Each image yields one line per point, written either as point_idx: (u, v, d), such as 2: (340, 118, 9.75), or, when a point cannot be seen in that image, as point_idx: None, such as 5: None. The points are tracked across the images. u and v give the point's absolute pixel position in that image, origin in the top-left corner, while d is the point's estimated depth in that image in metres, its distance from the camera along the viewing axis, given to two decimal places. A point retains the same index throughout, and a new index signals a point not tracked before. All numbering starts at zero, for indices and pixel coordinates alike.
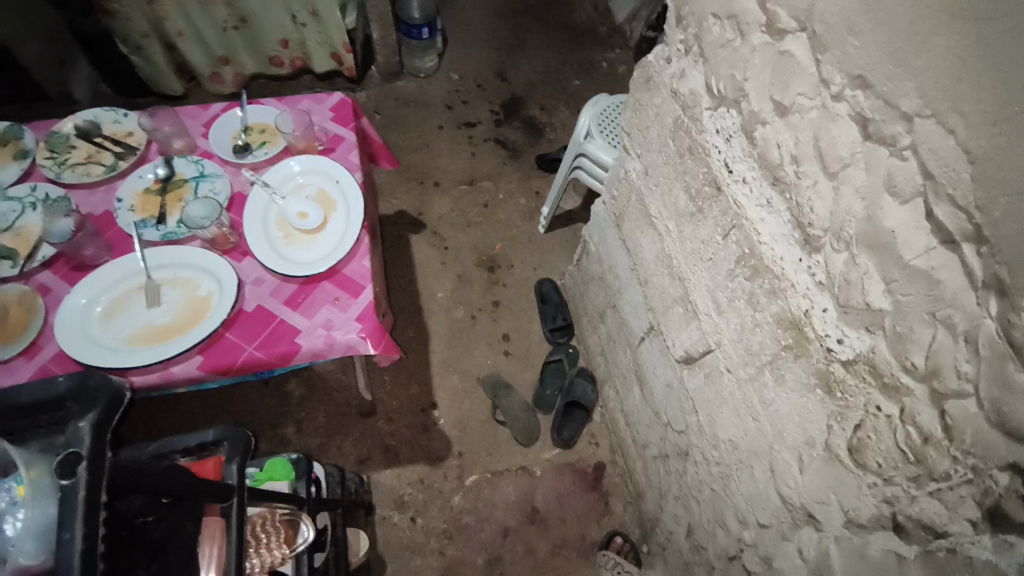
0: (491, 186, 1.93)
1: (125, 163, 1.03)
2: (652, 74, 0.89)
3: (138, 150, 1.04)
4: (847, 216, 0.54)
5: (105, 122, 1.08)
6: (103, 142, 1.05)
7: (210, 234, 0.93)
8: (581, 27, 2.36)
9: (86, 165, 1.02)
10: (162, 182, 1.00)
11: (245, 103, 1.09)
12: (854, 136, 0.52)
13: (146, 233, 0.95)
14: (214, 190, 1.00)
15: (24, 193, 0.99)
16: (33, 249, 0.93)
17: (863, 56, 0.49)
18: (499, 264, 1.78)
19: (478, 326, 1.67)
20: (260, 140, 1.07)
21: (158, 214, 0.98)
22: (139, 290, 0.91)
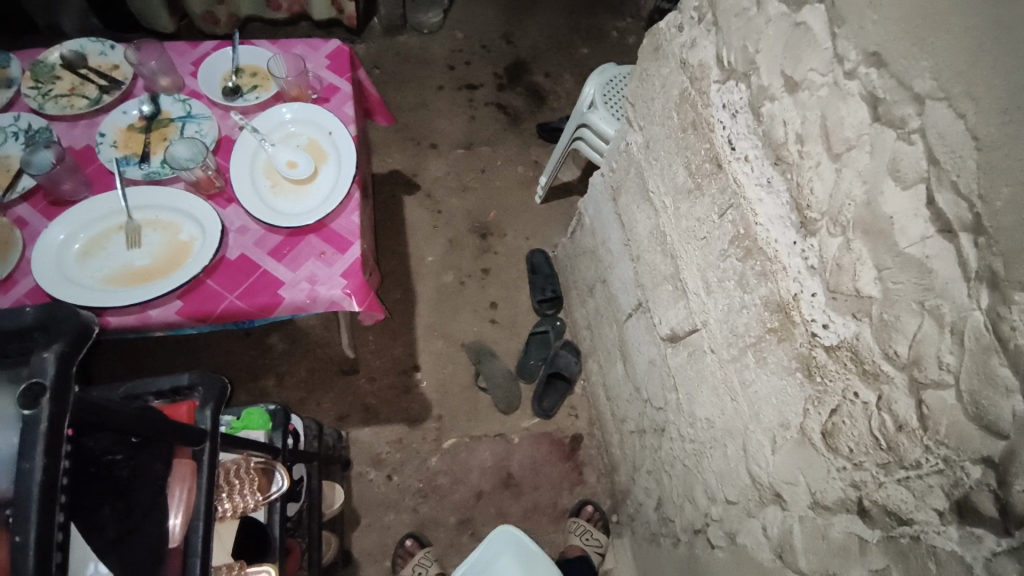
0: (489, 151, 1.89)
1: (110, 97, 0.98)
2: (662, 42, 0.86)
3: (123, 84, 1.00)
4: (846, 199, 0.53)
5: (90, 53, 1.03)
6: (87, 74, 1.01)
7: (194, 176, 0.90)
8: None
9: (68, 97, 0.98)
10: (146, 120, 0.96)
11: (236, 43, 1.04)
12: (863, 116, 0.50)
13: (128, 171, 0.92)
14: (201, 132, 0.96)
15: (6, 122, 0.95)
16: (13, 180, 0.89)
17: (881, 32, 0.47)
18: (492, 231, 1.76)
19: (466, 292, 1.66)
20: (251, 84, 1.03)
21: (141, 152, 0.94)
22: (118, 230, 0.88)
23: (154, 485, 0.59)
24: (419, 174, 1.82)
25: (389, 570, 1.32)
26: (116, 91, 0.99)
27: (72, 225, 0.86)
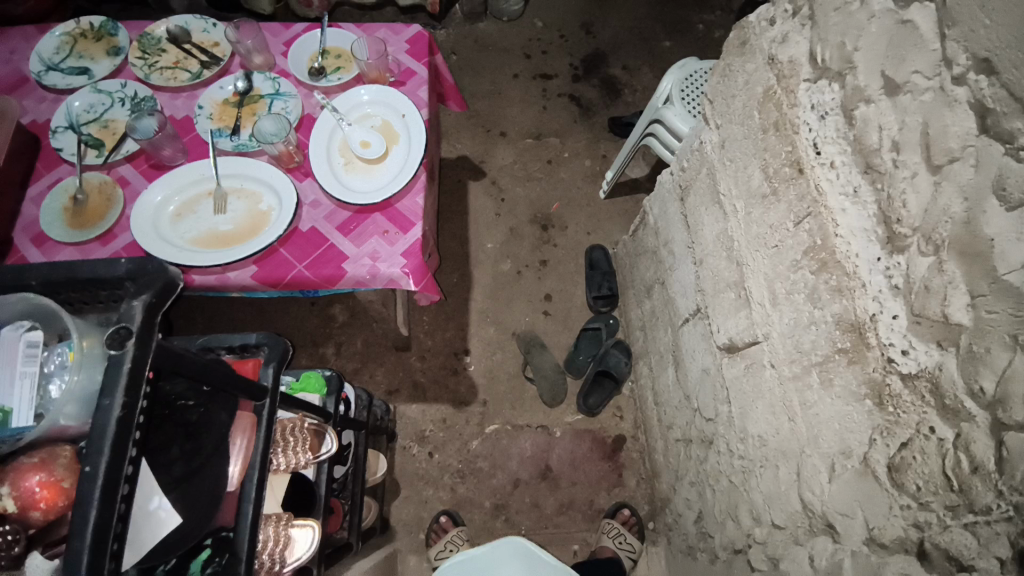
0: (557, 143, 1.88)
1: (209, 72, 1.05)
2: (749, 36, 0.82)
3: (222, 62, 1.07)
4: (942, 216, 0.48)
5: (194, 29, 1.10)
6: (190, 48, 1.08)
7: (278, 151, 0.95)
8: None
9: (173, 69, 1.06)
10: (239, 95, 1.03)
11: (325, 25, 1.08)
12: (969, 127, 0.46)
13: (220, 142, 0.99)
14: (287, 110, 1.01)
15: (114, 88, 1.04)
16: (117, 143, 0.99)
17: (993, 38, 0.43)
18: (552, 223, 1.75)
19: (522, 282, 1.66)
20: (334, 66, 1.07)
21: (232, 124, 1.00)
22: (208, 196, 0.95)
23: (221, 433, 0.63)
24: (485, 161, 1.84)
25: (424, 544, 1.36)
26: (215, 67, 1.06)
27: (169, 188, 0.94)
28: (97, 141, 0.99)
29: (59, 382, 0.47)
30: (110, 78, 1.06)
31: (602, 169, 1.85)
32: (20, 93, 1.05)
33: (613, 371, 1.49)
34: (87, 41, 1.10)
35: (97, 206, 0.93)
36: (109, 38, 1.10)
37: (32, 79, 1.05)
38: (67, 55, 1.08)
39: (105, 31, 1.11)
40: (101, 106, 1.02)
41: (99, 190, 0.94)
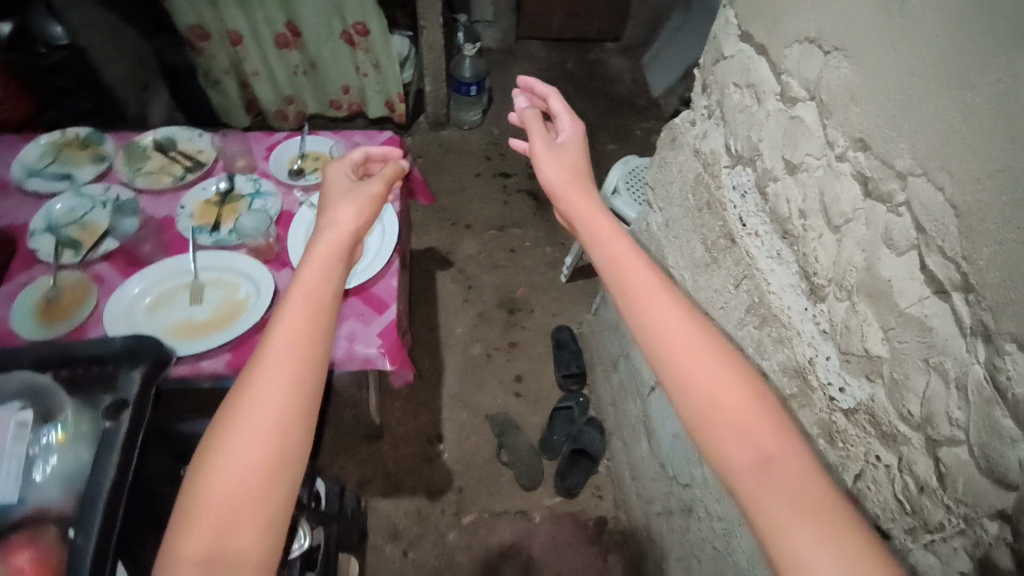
0: (519, 233, 2.01)
1: (193, 175, 1.13)
2: (677, 134, 0.96)
3: (206, 165, 1.15)
4: (848, 265, 0.57)
5: (180, 138, 1.19)
6: (175, 155, 1.16)
7: (258, 243, 1.01)
8: (620, 96, 2.50)
9: (157, 174, 1.13)
10: (222, 195, 1.10)
11: (305, 133, 1.20)
12: (856, 193, 0.56)
13: (201, 238, 1.04)
14: (267, 207, 1.08)
15: (97, 192, 1.10)
16: (96, 242, 1.02)
17: (864, 121, 0.54)
18: (519, 307, 1.82)
19: (493, 365, 1.70)
20: (314, 166, 1.16)
21: (214, 221, 1.06)
22: (184, 288, 0.98)
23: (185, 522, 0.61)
24: (452, 252, 1.94)
25: None
26: (198, 170, 1.14)
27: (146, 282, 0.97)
28: (76, 241, 1.02)
29: (40, 467, 0.47)
30: (92, 183, 1.12)
31: (563, 255, 1.97)
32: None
33: (588, 450, 1.49)
34: (72, 150, 1.17)
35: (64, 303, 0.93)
36: (94, 147, 1.18)
37: (14, 184, 1.10)
38: (51, 163, 1.15)
39: (92, 141, 1.19)
40: (81, 208, 1.07)
41: (75, 287, 0.96)
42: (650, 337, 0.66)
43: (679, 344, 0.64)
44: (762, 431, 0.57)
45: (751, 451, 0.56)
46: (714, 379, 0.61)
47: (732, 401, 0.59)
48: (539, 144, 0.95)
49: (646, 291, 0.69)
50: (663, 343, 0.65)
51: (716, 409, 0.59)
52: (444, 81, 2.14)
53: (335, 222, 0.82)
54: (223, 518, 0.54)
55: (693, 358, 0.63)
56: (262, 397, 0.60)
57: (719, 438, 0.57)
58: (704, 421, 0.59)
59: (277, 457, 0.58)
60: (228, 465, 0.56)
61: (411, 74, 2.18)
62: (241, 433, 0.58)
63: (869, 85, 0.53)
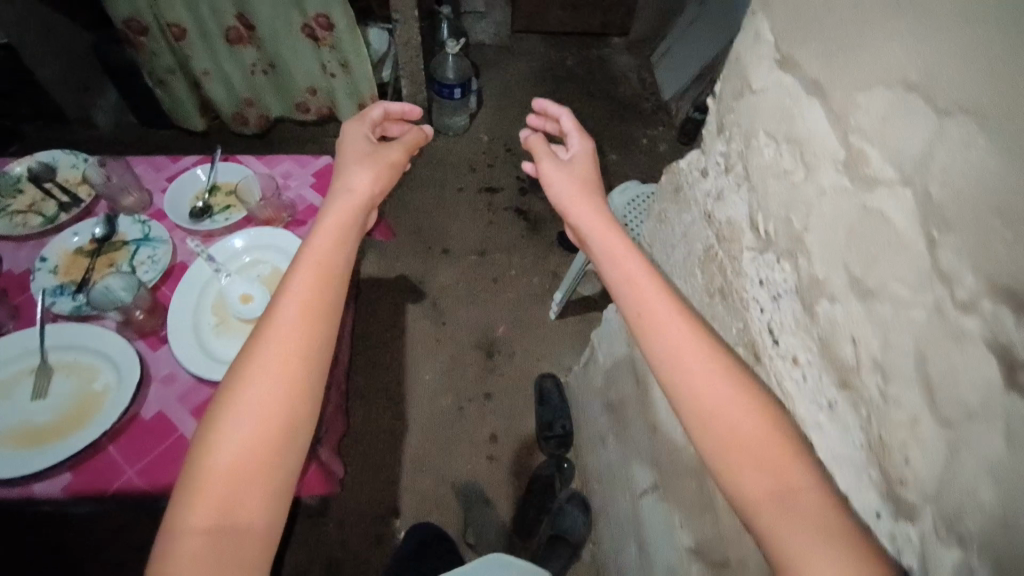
0: (503, 260, 1.77)
1: (66, 215, 0.90)
2: (682, 183, 0.71)
3: (86, 202, 0.92)
4: (969, 498, 0.33)
5: (61, 166, 0.95)
6: (51, 188, 0.93)
7: (129, 313, 0.79)
8: (626, 100, 2.23)
9: (24, 214, 0.90)
10: (96, 243, 0.87)
11: (215, 160, 0.97)
12: (988, 378, 0.31)
13: (59, 302, 0.81)
14: (151, 260, 0.85)
15: None
16: None
17: (1017, 259, 0.29)
18: (498, 349, 1.59)
19: (464, 421, 1.47)
20: (223, 203, 0.94)
21: (80, 279, 0.84)
22: (27, 376, 0.75)
23: None
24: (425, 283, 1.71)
25: None
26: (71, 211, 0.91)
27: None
28: None
29: None
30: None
31: (553, 286, 1.73)
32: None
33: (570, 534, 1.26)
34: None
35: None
36: None
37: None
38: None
39: None
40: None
41: None
42: (658, 353, 0.51)
43: (698, 361, 0.50)
44: (778, 466, 0.44)
45: (776, 485, 0.43)
46: (724, 404, 0.47)
47: (754, 441, 0.46)
48: (545, 160, 0.80)
49: (659, 306, 0.54)
50: (675, 361, 0.50)
51: (736, 449, 0.45)
52: (422, 83, 1.88)
53: (352, 190, 0.82)
54: (225, 501, 0.53)
55: (709, 380, 0.49)
56: (269, 376, 0.59)
57: (743, 469, 0.44)
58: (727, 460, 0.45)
59: (285, 434, 0.57)
60: (235, 443, 0.56)
61: (389, 74, 1.98)
62: (253, 411, 0.57)
63: (942, 138, 0.33)
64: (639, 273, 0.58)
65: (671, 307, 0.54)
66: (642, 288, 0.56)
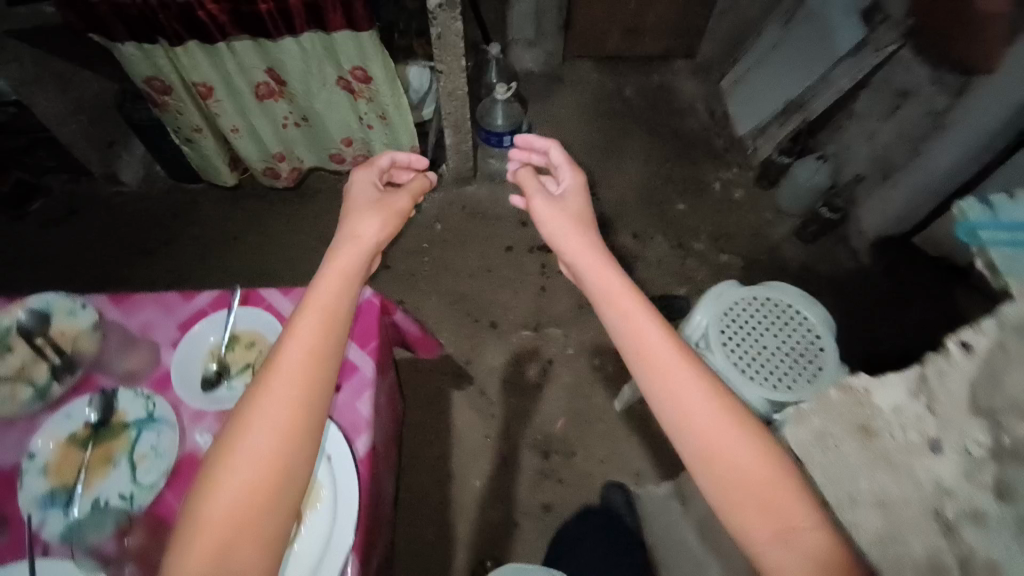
0: (561, 336, 1.57)
1: (61, 387, 0.77)
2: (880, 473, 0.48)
3: (83, 367, 0.79)
4: None
5: (57, 314, 0.83)
6: (45, 345, 0.80)
7: (127, 545, 0.67)
8: (693, 137, 1.98)
9: (13, 383, 0.78)
10: (94, 430, 0.75)
11: (234, 307, 0.82)
12: None
13: (48, 518, 0.68)
14: (154, 455, 0.71)
15: None
16: None
17: None
18: (556, 450, 1.40)
19: (519, 539, 1.31)
20: (241, 364, 0.79)
21: (73, 482, 0.71)
22: None
23: None
24: (474, 365, 1.52)
25: None
26: (66, 383, 0.78)
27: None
28: None
29: None
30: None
31: (618, 369, 1.52)
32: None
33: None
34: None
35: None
36: None
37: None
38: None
39: None
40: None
41: None
42: (663, 403, 0.64)
43: (694, 404, 0.63)
44: (772, 495, 0.56)
45: (773, 516, 0.55)
46: (712, 437, 0.61)
47: (751, 470, 0.58)
48: (536, 199, 1.00)
49: (667, 359, 0.67)
50: (678, 407, 0.63)
51: (738, 481, 0.58)
52: (469, 131, 1.68)
53: (353, 236, 0.84)
54: (225, 538, 0.61)
55: (707, 417, 0.62)
56: (265, 419, 0.65)
57: (743, 502, 0.57)
58: (722, 490, 0.59)
59: (282, 473, 0.64)
60: (230, 483, 0.62)
61: (431, 112, 1.78)
62: (252, 454, 0.64)
63: None
64: (651, 335, 0.70)
65: (683, 364, 0.66)
66: (653, 352, 0.68)
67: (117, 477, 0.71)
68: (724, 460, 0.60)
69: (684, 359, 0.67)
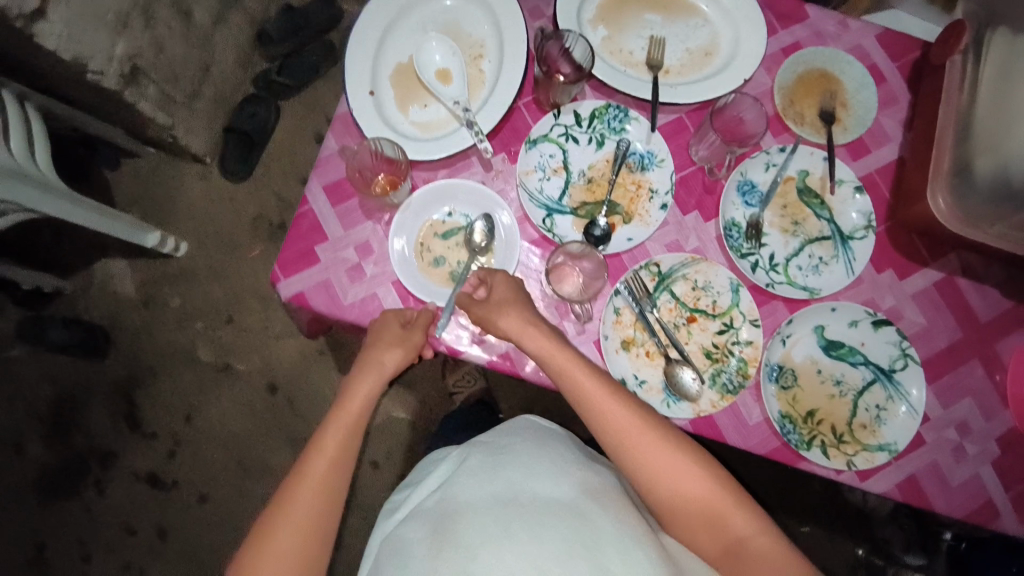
0: (257, 469, 1.51)
1: (647, 278, 0.79)
2: None
3: (624, 288, 0.78)
4: None
5: (686, 384, 0.77)
6: (680, 352, 0.78)
7: (544, 126, 0.80)
8: (148, 561, 1.47)
9: (694, 299, 0.79)
10: (612, 230, 0.79)
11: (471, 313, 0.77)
12: None
13: (653, 174, 0.81)
14: (541, 173, 0.80)
15: (800, 280, 0.80)
16: (781, 195, 0.82)
17: None
18: (229, 363, 1.55)
19: (254, 309, 1.57)
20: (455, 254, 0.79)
21: (618, 214, 0.80)
22: (676, 40, 0.85)
23: None
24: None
25: None
26: (640, 312, 0.78)
27: (726, 69, 0.82)
28: (800, 203, 0.82)
29: None
30: (810, 308, 0.79)
31: (200, 453, 1.52)
32: (876, 246, 0.82)
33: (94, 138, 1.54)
34: (867, 401, 0.78)
35: (811, 80, 0.85)
36: (840, 416, 0.78)
37: (896, 327, 0.79)
38: (887, 389, 0.78)
39: (865, 437, 0.77)
40: (783, 213, 0.82)
41: (798, 111, 0.84)
42: (637, 473, 0.71)
43: (667, 477, 0.70)
44: (716, 511, 0.69)
45: (716, 528, 0.68)
46: (638, 439, 0.70)
47: (685, 476, 0.69)
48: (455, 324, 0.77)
49: (644, 448, 0.70)
50: (646, 473, 0.70)
51: (686, 506, 0.69)
52: None
53: (378, 366, 0.74)
54: None
55: (688, 486, 0.69)
56: (288, 543, 0.66)
57: (693, 528, 0.69)
58: (669, 503, 0.70)
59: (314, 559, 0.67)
60: None
61: None
62: (287, 542, 0.66)
63: None
64: (628, 423, 0.71)
65: (652, 442, 0.70)
66: (636, 438, 0.70)
67: (583, 203, 0.80)
68: (705, 508, 0.69)
69: (650, 430, 0.71)
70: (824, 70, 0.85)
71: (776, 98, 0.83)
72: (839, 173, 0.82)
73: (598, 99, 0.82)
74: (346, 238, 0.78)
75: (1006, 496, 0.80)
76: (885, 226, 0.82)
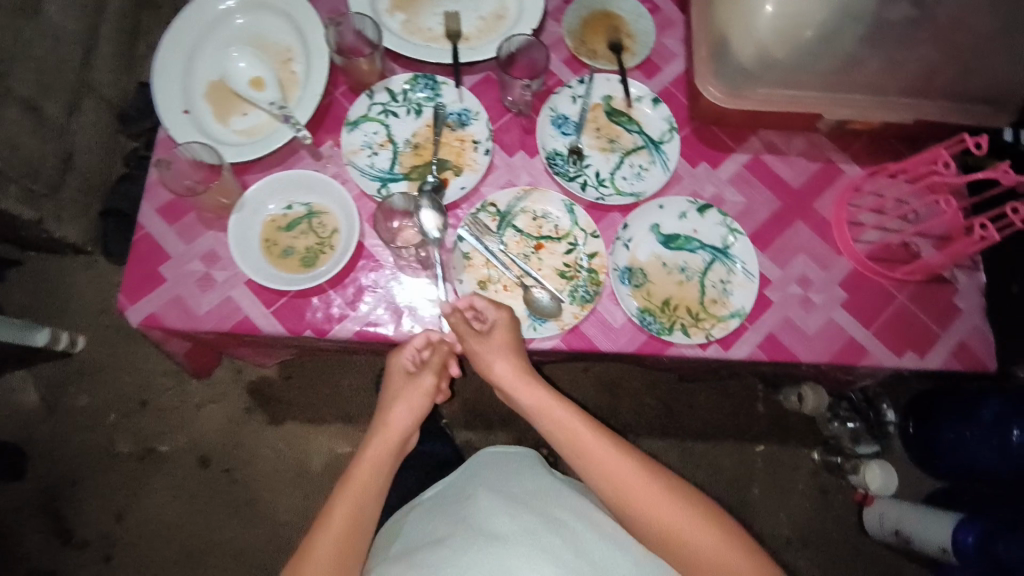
0: (205, 548, 1.43)
1: (487, 219, 0.84)
2: None
3: (466, 231, 0.83)
4: None
5: (546, 304, 0.81)
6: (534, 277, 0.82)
7: (359, 108, 0.86)
8: None
9: (537, 229, 0.84)
10: (444, 183, 0.84)
11: (331, 291, 0.79)
12: None
13: (471, 128, 0.87)
14: (367, 149, 0.85)
15: (626, 188, 0.87)
16: (590, 122, 0.90)
17: None
18: (155, 448, 1.49)
19: (171, 385, 1.53)
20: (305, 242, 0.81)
21: (447, 168, 0.85)
22: (469, 11, 0.93)
23: None
24: (301, 461, 1.50)
25: None
26: (488, 251, 0.83)
27: (516, 25, 0.91)
28: (608, 125, 0.90)
29: None
30: (640, 209, 0.85)
31: (141, 549, 1.43)
32: (685, 144, 0.90)
33: None
34: (711, 278, 0.84)
35: (595, 21, 0.94)
36: (693, 301, 0.83)
37: (719, 207, 0.87)
38: (725, 263, 0.85)
39: (718, 311, 0.82)
40: (598, 134, 0.90)
41: (588, 48, 0.93)
42: (590, 476, 0.73)
43: (615, 471, 0.71)
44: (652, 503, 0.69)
45: (662, 516, 0.69)
46: (587, 439, 0.74)
47: (629, 469, 0.71)
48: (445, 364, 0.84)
49: (593, 447, 0.73)
50: (598, 471, 0.72)
51: (627, 502, 0.70)
52: None
53: (387, 428, 0.79)
54: None
55: (632, 479, 0.71)
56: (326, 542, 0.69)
57: (637, 516, 0.70)
58: (616, 497, 0.71)
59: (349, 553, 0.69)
60: None
61: None
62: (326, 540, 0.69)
63: None
64: (576, 425, 0.75)
65: (604, 443, 0.73)
66: (587, 440, 0.74)
67: (413, 167, 0.85)
68: (648, 498, 0.70)
69: (602, 433, 0.74)
70: (604, 10, 0.95)
71: (567, 40, 0.92)
72: (635, 90, 0.91)
73: (407, 74, 0.89)
74: (188, 252, 0.79)
75: (868, 332, 0.84)
76: (689, 126, 0.91)
